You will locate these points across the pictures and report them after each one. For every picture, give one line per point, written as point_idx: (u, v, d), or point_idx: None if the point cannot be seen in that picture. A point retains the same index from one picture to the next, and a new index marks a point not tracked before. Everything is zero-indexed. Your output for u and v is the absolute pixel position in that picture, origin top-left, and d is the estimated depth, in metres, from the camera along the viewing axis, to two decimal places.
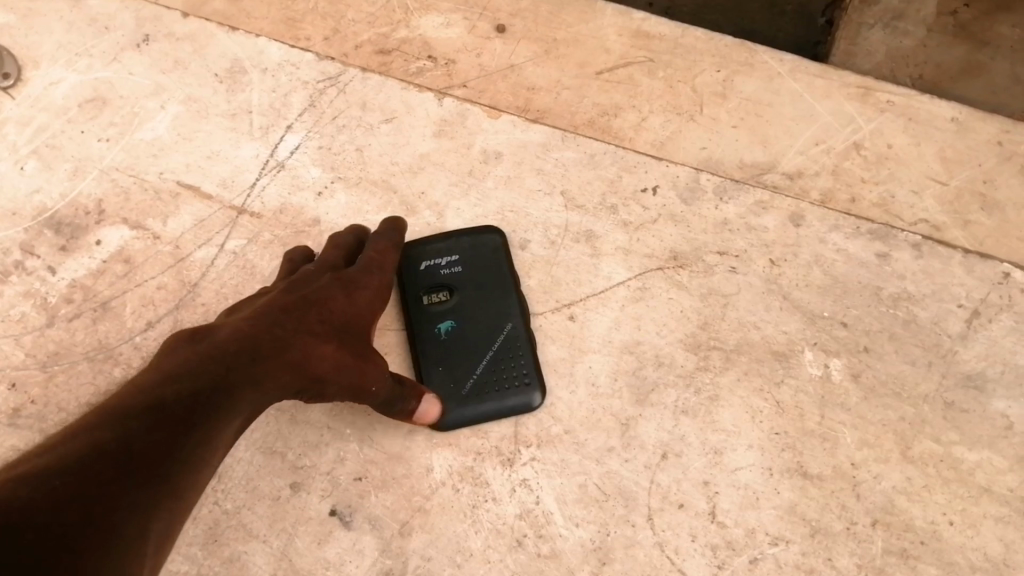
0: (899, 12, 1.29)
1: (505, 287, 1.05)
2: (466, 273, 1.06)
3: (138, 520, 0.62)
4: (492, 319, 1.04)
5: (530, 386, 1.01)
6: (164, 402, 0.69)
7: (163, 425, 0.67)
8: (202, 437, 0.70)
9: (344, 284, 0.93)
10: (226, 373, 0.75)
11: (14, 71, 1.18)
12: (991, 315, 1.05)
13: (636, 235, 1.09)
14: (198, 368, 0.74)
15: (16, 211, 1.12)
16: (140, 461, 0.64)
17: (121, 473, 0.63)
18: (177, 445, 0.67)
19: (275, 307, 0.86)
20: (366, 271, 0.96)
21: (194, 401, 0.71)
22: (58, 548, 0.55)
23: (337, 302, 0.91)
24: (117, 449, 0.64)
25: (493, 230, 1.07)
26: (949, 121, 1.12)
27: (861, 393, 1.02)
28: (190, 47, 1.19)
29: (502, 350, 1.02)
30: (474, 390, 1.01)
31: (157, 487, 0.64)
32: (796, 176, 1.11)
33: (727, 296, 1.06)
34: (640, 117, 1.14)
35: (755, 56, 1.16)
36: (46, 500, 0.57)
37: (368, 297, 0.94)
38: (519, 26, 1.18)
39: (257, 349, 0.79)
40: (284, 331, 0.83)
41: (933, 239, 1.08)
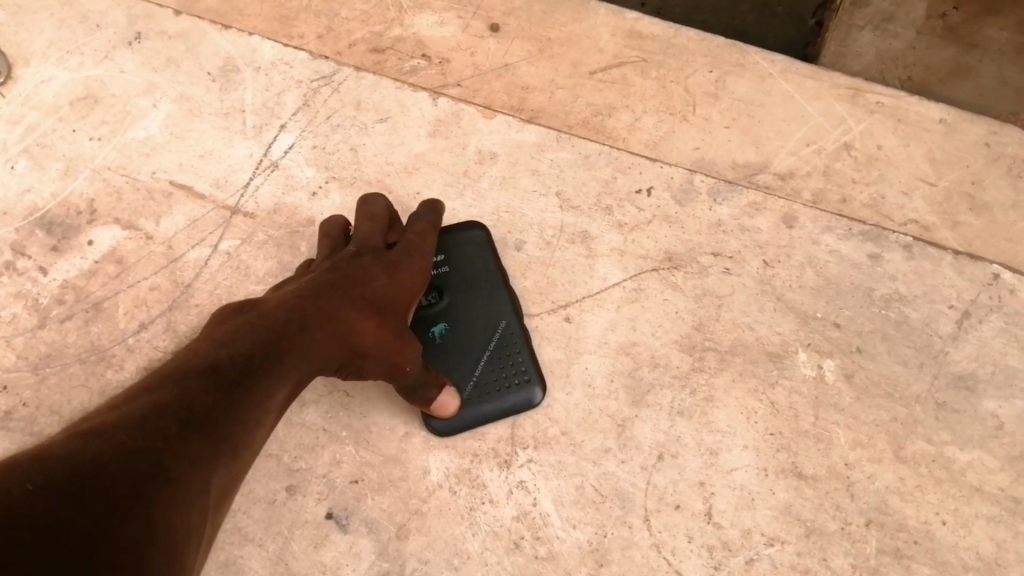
0: (889, 14, 1.30)
1: (496, 284, 1.04)
2: (455, 272, 1.05)
3: (198, 473, 0.62)
4: (486, 318, 1.03)
5: (530, 383, 1.01)
6: (217, 365, 0.70)
7: (219, 386, 0.68)
8: (255, 397, 0.70)
9: (385, 265, 0.91)
10: (275, 344, 0.75)
11: (4, 68, 1.17)
12: (982, 316, 1.05)
13: (632, 236, 1.09)
14: (251, 335, 0.74)
15: (6, 211, 1.11)
16: (199, 419, 0.65)
17: (182, 427, 0.63)
18: (231, 403, 0.68)
19: (321, 283, 0.84)
20: (407, 253, 0.94)
21: (246, 364, 0.71)
22: (127, 495, 0.56)
23: (379, 281, 0.89)
24: (179, 406, 0.64)
25: (474, 223, 1.07)
26: (938, 121, 1.12)
27: (854, 394, 1.03)
28: (183, 45, 1.18)
29: (498, 349, 1.02)
30: (474, 392, 1.01)
31: (212, 448, 0.64)
32: (788, 177, 1.11)
33: (722, 297, 1.06)
34: (634, 117, 1.14)
35: (747, 57, 1.16)
36: (114, 451, 0.58)
37: (409, 279, 0.92)
38: (514, 25, 1.18)
39: (302, 322, 0.79)
40: (329, 306, 0.82)
41: (924, 239, 1.08)
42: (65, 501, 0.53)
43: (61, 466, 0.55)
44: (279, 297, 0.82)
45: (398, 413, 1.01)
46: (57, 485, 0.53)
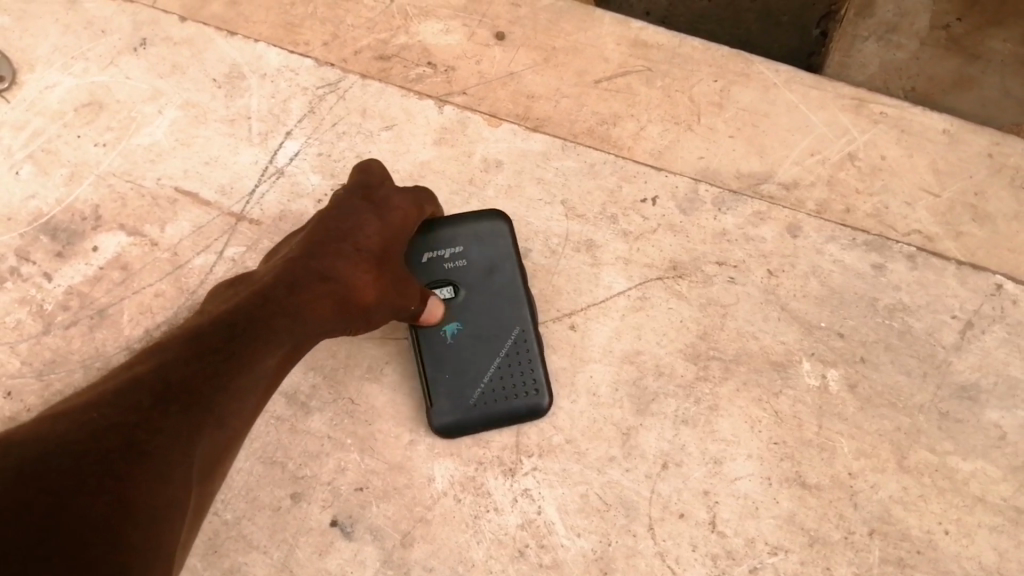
0: (893, 25, 1.30)
1: (514, 285, 1.00)
2: (471, 268, 1.01)
3: (177, 444, 0.61)
4: (499, 320, 0.99)
5: (538, 393, 0.98)
6: (199, 336, 0.70)
7: (200, 355, 0.68)
8: (241, 362, 0.70)
9: (373, 204, 0.90)
10: (264, 308, 0.75)
11: (9, 74, 1.17)
12: (984, 326, 1.06)
13: (636, 245, 1.09)
14: (233, 307, 0.75)
15: (12, 216, 1.11)
16: (177, 390, 0.64)
17: (158, 400, 0.63)
18: (213, 372, 0.67)
19: (310, 244, 0.85)
20: (393, 189, 0.93)
21: (230, 330, 0.72)
22: (98, 472, 0.56)
23: (370, 226, 0.88)
24: (155, 382, 0.64)
25: (496, 214, 1.02)
26: (940, 132, 1.13)
27: (858, 403, 1.03)
28: (188, 51, 1.17)
29: (509, 355, 0.99)
30: (481, 398, 0.98)
31: (193, 417, 0.64)
32: (792, 187, 1.11)
33: (726, 307, 1.06)
34: (639, 125, 1.14)
35: (751, 66, 1.16)
36: (82, 430, 0.58)
37: (401, 216, 0.91)
38: (519, 33, 1.18)
39: (294, 284, 0.79)
40: (321, 265, 0.82)
41: (927, 250, 1.08)
42: (28, 480, 0.53)
43: (26, 449, 0.55)
44: (272, 266, 0.83)
45: (403, 421, 1.01)
46: (19, 466, 0.54)
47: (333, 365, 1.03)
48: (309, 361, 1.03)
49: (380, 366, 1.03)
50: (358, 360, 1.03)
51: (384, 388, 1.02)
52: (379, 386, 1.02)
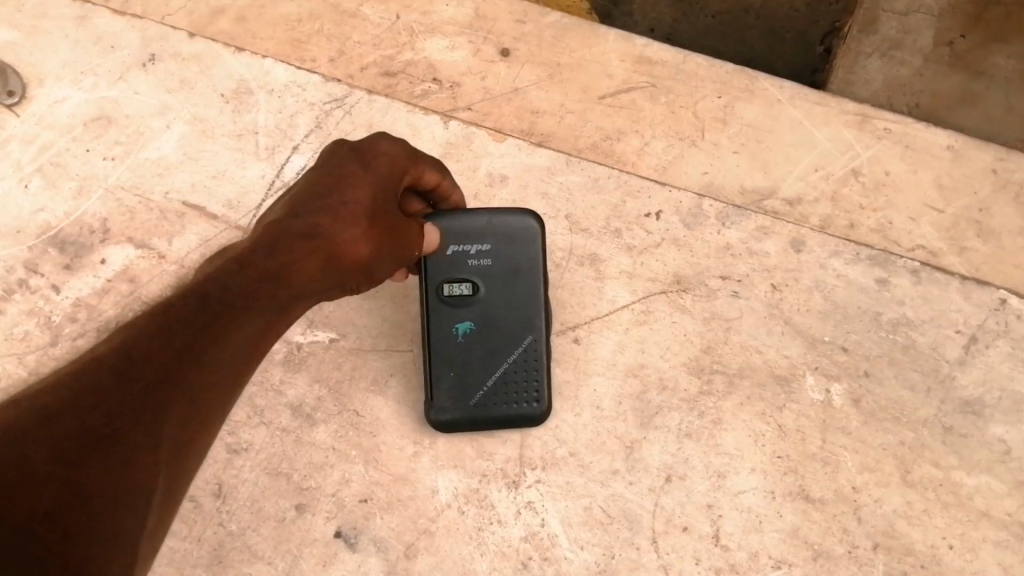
0: (896, 42, 1.31)
1: (535, 295, 0.98)
2: (496, 269, 0.97)
3: (140, 425, 0.58)
4: (514, 327, 0.97)
5: (538, 402, 0.98)
6: (169, 307, 0.65)
7: (167, 327, 0.63)
8: (214, 334, 0.65)
9: (361, 156, 0.79)
10: (238, 276, 0.69)
11: (19, 88, 1.18)
12: (988, 341, 1.06)
13: (640, 259, 1.09)
14: (206, 278, 0.69)
15: (20, 229, 1.12)
16: (141, 365, 0.61)
17: (118, 378, 0.59)
18: (184, 346, 0.63)
19: (294, 203, 0.75)
20: (381, 134, 0.82)
21: (202, 300, 0.66)
22: (46, 461, 0.53)
23: (357, 176, 0.77)
24: (117, 359, 0.60)
25: (532, 218, 0.98)
26: (945, 148, 1.13)
27: (861, 418, 1.03)
28: (196, 67, 1.19)
29: (519, 363, 0.97)
30: (482, 401, 0.97)
31: (160, 393, 0.60)
32: (796, 203, 1.12)
33: (730, 321, 1.07)
34: (643, 141, 1.15)
35: (755, 83, 1.17)
36: (32, 417, 0.55)
37: (391, 161, 0.80)
38: (523, 49, 1.19)
39: (274, 247, 0.71)
40: (303, 225, 0.73)
41: (931, 265, 1.09)
42: None
43: None
44: (255, 228, 0.75)
45: (408, 433, 1.01)
46: None
47: (338, 378, 1.03)
48: (314, 374, 1.04)
49: (385, 379, 1.03)
50: (364, 372, 1.04)
51: (388, 401, 1.02)
52: (384, 398, 1.02)
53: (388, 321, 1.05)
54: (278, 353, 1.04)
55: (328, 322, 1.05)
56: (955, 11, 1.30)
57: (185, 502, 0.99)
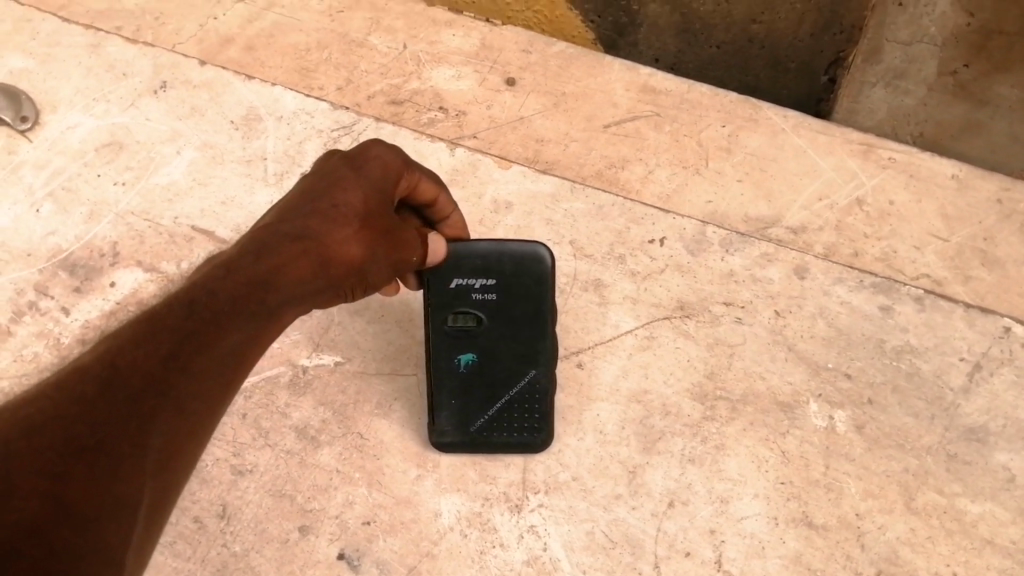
0: (901, 71, 1.28)
1: (540, 328, 0.98)
2: (500, 302, 0.97)
3: (126, 438, 0.59)
4: (517, 359, 0.98)
5: (539, 430, 0.99)
6: (156, 313, 0.65)
7: (155, 333, 0.63)
8: (202, 342, 0.65)
9: (353, 162, 0.80)
10: (225, 280, 0.69)
11: (32, 114, 1.20)
12: (992, 369, 1.06)
13: (644, 285, 1.10)
14: (192, 284, 0.68)
15: (31, 252, 1.13)
16: (126, 373, 0.61)
17: (104, 388, 0.59)
18: (171, 356, 0.63)
19: (285, 210, 0.76)
20: (373, 142, 0.82)
21: (190, 306, 0.66)
22: (31, 474, 0.53)
23: (348, 181, 0.78)
24: (102, 368, 0.60)
25: (540, 249, 0.97)
26: (950, 178, 1.17)
27: (865, 444, 1.03)
28: (207, 94, 1.22)
29: (520, 394, 0.98)
30: (483, 428, 0.99)
31: (147, 403, 0.61)
32: (800, 231, 1.14)
33: (734, 347, 1.07)
34: (647, 169, 1.17)
35: (759, 112, 1.21)
36: (16, 430, 0.55)
37: (383, 165, 0.80)
38: (529, 79, 1.22)
39: (262, 250, 0.71)
40: (292, 228, 0.74)
41: (935, 292, 1.10)
42: None
43: None
44: (245, 234, 0.75)
45: (411, 455, 1.02)
46: None
47: (343, 401, 1.05)
48: (319, 397, 1.05)
49: (389, 403, 1.04)
50: (368, 396, 1.05)
51: (392, 424, 1.03)
52: (388, 421, 1.03)
53: (393, 346, 1.08)
54: (283, 375, 1.06)
55: (334, 346, 1.07)
56: (958, 41, 1.23)
57: (189, 522, 0.99)
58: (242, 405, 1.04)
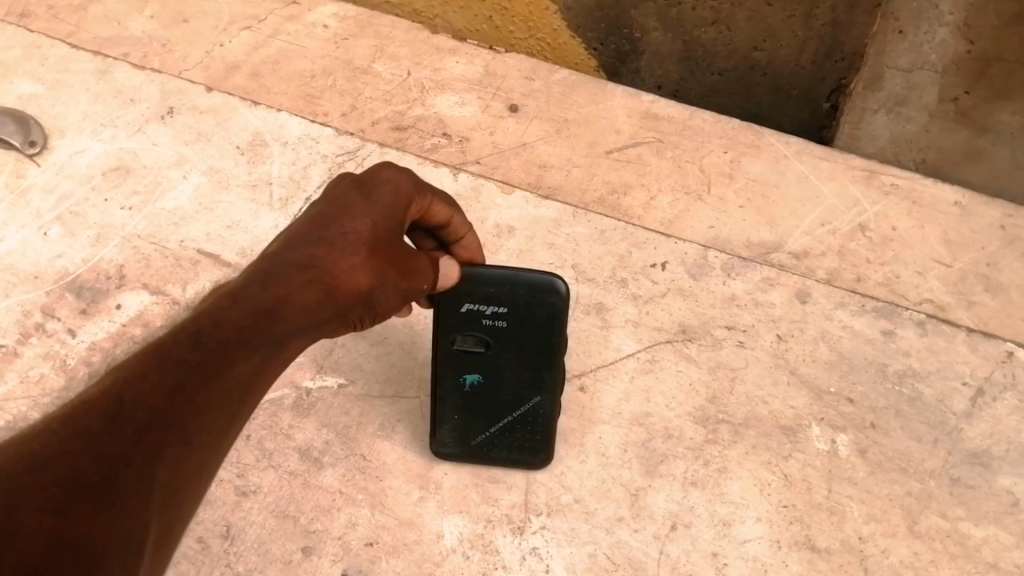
0: (902, 98, 1.28)
1: (548, 356, 0.97)
2: (510, 330, 0.96)
3: (132, 472, 0.58)
4: (523, 384, 0.98)
5: (539, 452, 1.00)
6: (162, 346, 0.64)
7: (159, 366, 0.63)
8: (208, 373, 0.65)
9: (362, 187, 0.79)
10: (230, 311, 0.68)
11: (41, 139, 1.22)
12: (995, 393, 1.06)
13: (646, 308, 1.11)
14: (198, 316, 0.68)
15: (38, 275, 1.13)
16: (131, 407, 0.60)
17: (108, 422, 0.59)
18: (177, 389, 0.62)
19: (291, 237, 0.75)
20: (384, 165, 0.82)
21: (195, 338, 0.65)
22: (36, 512, 0.52)
23: (356, 206, 0.78)
24: (107, 402, 0.59)
25: (556, 283, 0.95)
26: (952, 205, 1.19)
27: (868, 468, 1.03)
28: (213, 120, 1.23)
29: (523, 417, 0.99)
30: (482, 443, 1.00)
31: (153, 437, 0.60)
32: (802, 256, 1.15)
33: (736, 370, 1.07)
34: (649, 195, 1.19)
35: (761, 138, 1.23)
36: (20, 466, 0.54)
37: (393, 189, 0.80)
38: (532, 106, 1.25)
39: (267, 281, 0.71)
40: (298, 256, 0.73)
41: (937, 317, 1.11)
42: None
43: None
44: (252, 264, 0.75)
45: (414, 477, 1.02)
46: None
47: (346, 423, 1.05)
48: (323, 419, 1.05)
49: (392, 425, 1.05)
50: (371, 418, 1.06)
51: (395, 445, 1.04)
52: (391, 443, 1.04)
53: (398, 368, 1.09)
54: (288, 398, 1.07)
55: (337, 368, 1.08)
56: (959, 68, 1.22)
57: (192, 543, 0.98)
58: (246, 426, 1.05)
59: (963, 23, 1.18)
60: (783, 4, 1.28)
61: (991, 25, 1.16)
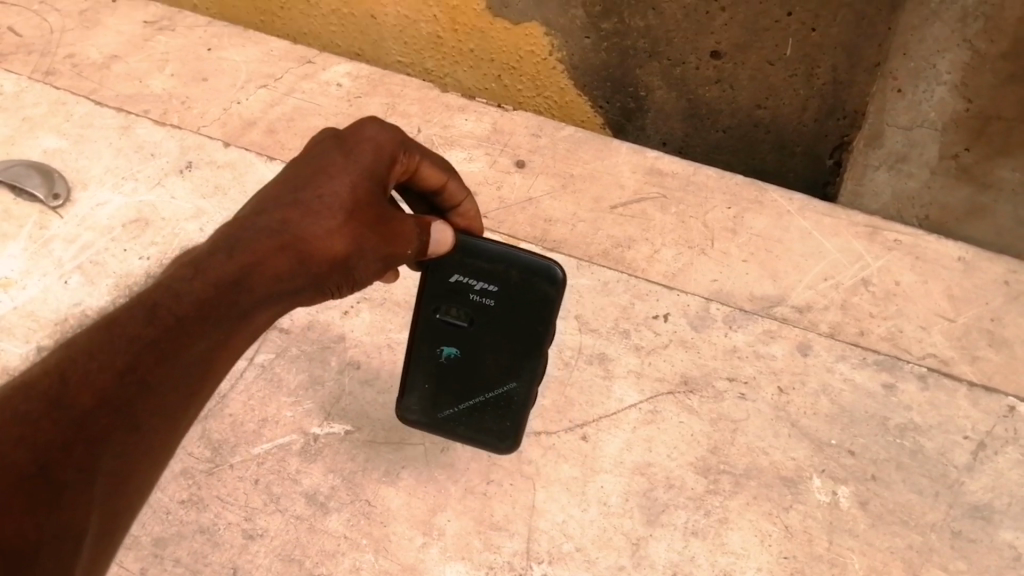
0: (902, 155, 1.30)
1: (530, 344, 1.01)
2: (495, 308, 1.01)
3: (72, 460, 0.62)
4: (501, 369, 1.02)
5: (509, 438, 1.03)
6: (118, 322, 0.69)
7: (112, 348, 0.67)
8: (163, 353, 0.69)
9: (345, 147, 0.83)
10: (192, 283, 0.72)
11: (64, 191, 1.26)
12: (997, 448, 1.07)
13: (648, 359, 1.13)
14: (160, 287, 0.72)
15: (58, 322, 1.16)
16: (75, 392, 0.64)
17: (50, 408, 0.63)
18: (126, 372, 0.67)
19: (266, 197, 0.79)
20: (368, 123, 0.85)
21: (150, 315, 0.70)
22: None
23: (336, 167, 0.81)
24: (52, 387, 0.64)
25: (552, 270, 0.99)
26: (957, 260, 1.20)
27: (869, 520, 1.03)
28: (229, 174, 1.27)
29: (497, 399, 1.03)
30: (449, 418, 1.04)
31: (97, 420, 0.64)
32: (805, 310, 1.17)
33: (736, 423, 1.09)
34: (653, 249, 1.21)
35: (765, 194, 1.26)
36: None
37: (375, 148, 0.83)
38: (538, 162, 1.28)
39: (234, 249, 0.75)
40: (270, 221, 0.78)
41: (940, 371, 1.12)
42: None
43: None
44: (223, 225, 0.79)
45: (417, 522, 1.04)
46: None
47: (353, 468, 1.07)
48: (329, 465, 1.08)
49: (397, 470, 1.07)
50: (377, 464, 1.07)
51: (400, 491, 1.06)
52: (396, 489, 1.06)
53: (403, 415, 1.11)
54: (296, 443, 1.09)
55: (344, 415, 1.11)
56: (958, 126, 1.25)
57: None
58: (255, 470, 1.07)
59: (960, 82, 1.21)
60: (785, 63, 1.31)
61: (988, 84, 1.20)
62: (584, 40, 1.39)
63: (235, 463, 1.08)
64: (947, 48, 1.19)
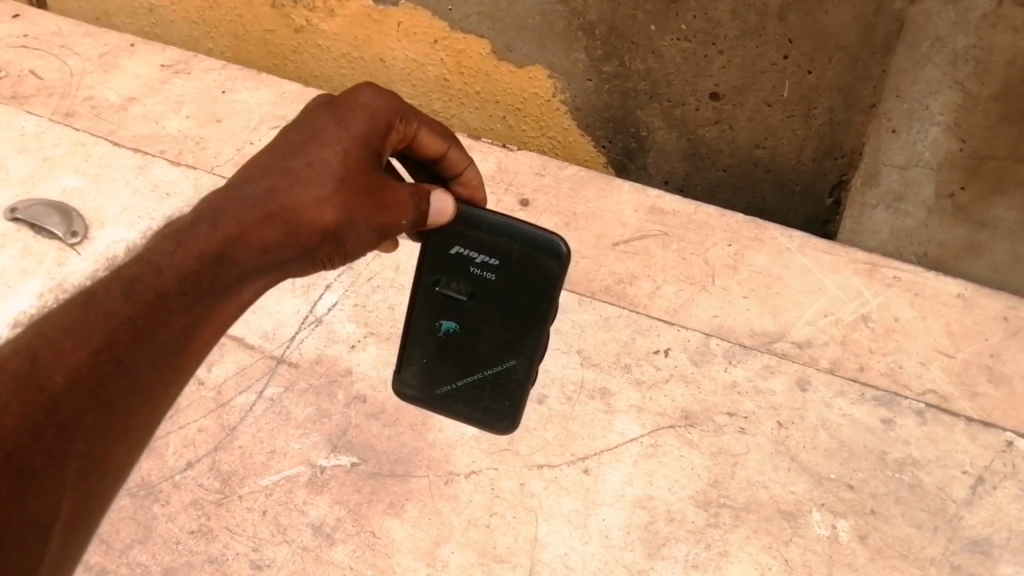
0: (899, 194, 1.33)
1: (530, 321, 1.04)
2: (496, 283, 1.04)
3: (42, 443, 0.66)
4: (500, 346, 1.06)
5: (507, 413, 1.08)
6: (94, 298, 0.73)
7: (88, 327, 0.71)
8: (140, 331, 0.73)
9: (339, 113, 0.88)
10: (174, 257, 0.76)
11: (81, 229, 1.29)
12: (996, 482, 1.08)
13: (649, 394, 1.15)
14: (141, 259, 0.76)
15: None
16: (46, 373, 0.68)
17: (20, 389, 0.66)
18: (100, 352, 0.70)
19: (258, 166, 0.85)
20: (366, 89, 0.91)
21: (128, 291, 0.74)
22: None
23: (328, 133, 0.87)
24: (25, 365, 0.67)
25: (557, 245, 1.00)
26: (956, 296, 1.21)
27: (868, 554, 1.05)
28: None
29: (496, 375, 1.07)
30: (446, 395, 1.09)
31: (69, 401, 0.68)
32: (805, 345, 1.19)
33: (736, 456, 1.11)
34: (654, 285, 1.24)
35: (765, 232, 1.27)
36: None
37: (369, 113, 0.89)
38: (542, 200, 1.31)
39: (218, 220, 0.80)
40: (258, 190, 0.83)
41: (939, 407, 1.14)
42: None
43: None
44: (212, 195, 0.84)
45: (421, 553, 1.06)
46: None
47: (358, 500, 1.09)
48: (335, 497, 1.09)
49: (402, 502, 1.09)
50: (382, 496, 1.09)
51: (404, 523, 1.07)
52: (401, 520, 1.08)
53: (407, 448, 1.12)
54: (303, 475, 1.11)
55: (351, 448, 1.13)
56: (952, 165, 1.29)
57: None
58: (263, 502, 1.09)
59: (952, 123, 1.26)
60: (784, 104, 1.33)
61: (981, 125, 1.24)
62: (586, 82, 1.42)
63: (244, 495, 1.10)
64: (939, 90, 1.24)
